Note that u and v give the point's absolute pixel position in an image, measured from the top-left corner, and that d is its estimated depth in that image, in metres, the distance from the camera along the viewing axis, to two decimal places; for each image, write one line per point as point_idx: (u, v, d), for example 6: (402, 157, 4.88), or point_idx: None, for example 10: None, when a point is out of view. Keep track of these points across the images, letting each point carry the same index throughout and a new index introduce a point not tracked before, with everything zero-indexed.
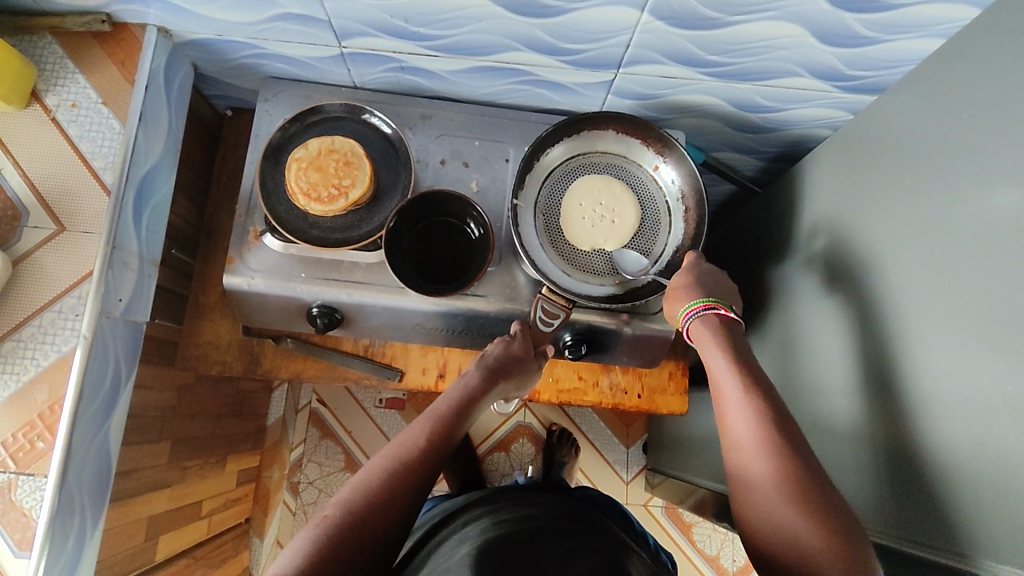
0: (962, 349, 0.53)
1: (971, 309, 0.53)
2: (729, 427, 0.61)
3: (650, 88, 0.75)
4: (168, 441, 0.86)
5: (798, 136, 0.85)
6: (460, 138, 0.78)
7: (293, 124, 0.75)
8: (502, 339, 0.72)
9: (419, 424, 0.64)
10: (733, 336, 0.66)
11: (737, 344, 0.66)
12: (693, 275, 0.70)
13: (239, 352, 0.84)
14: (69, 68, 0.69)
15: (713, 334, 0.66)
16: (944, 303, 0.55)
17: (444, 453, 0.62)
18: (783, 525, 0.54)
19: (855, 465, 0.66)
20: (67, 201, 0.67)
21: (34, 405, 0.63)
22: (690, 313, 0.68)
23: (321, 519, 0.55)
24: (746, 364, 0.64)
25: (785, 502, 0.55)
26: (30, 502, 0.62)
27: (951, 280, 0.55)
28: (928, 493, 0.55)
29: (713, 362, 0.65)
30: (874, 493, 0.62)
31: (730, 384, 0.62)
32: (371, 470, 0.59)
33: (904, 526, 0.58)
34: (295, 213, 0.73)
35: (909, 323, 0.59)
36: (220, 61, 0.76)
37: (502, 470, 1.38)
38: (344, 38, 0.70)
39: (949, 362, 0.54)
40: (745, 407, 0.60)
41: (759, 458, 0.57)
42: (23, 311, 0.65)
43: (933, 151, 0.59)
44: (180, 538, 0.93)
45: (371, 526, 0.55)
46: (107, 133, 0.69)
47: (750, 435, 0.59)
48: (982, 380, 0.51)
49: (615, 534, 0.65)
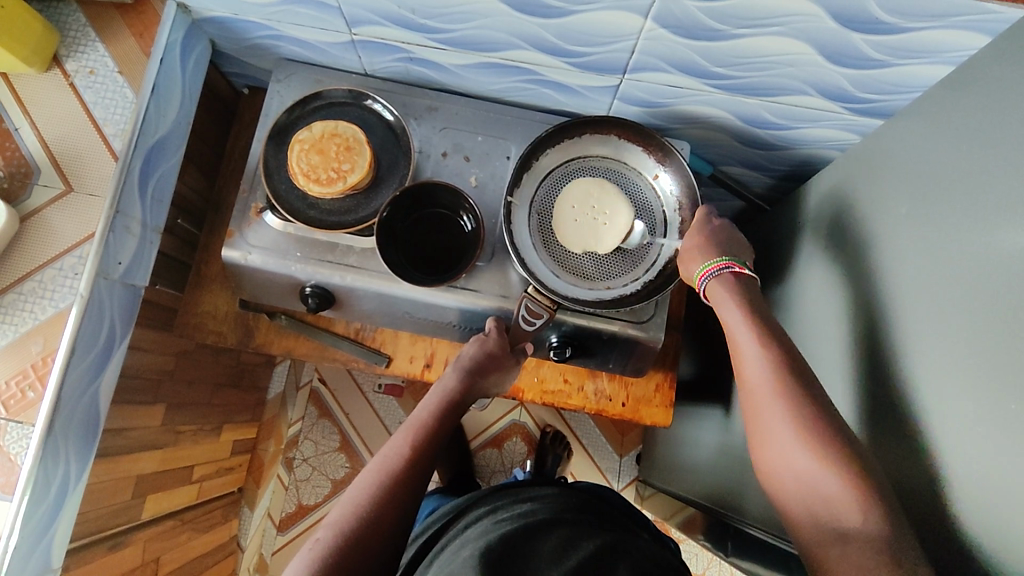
0: (951, 386, 0.51)
1: (958, 346, 0.51)
2: (751, 389, 0.60)
3: (657, 95, 0.75)
4: (163, 404, 0.88)
5: (808, 156, 0.83)
6: (464, 132, 0.79)
7: (299, 107, 0.76)
8: (477, 337, 0.73)
9: (401, 436, 0.64)
10: (750, 293, 0.66)
11: (755, 299, 0.66)
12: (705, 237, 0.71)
13: (235, 324, 0.86)
14: (90, 36, 0.73)
15: (732, 292, 0.66)
16: (935, 338, 0.54)
17: (429, 460, 0.62)
18: (810, 496, 0.54)
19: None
20: (77, 164, 0.70)
21: (28, 356, 0.66)
22: (707, 274, 0.68)
23: (316, 545, 0.55)
24: (764, 319, 0.63)
25: (810, 474, 0.54)
26: (16, 448, 0.65)
27: (943, 315, 0.54)
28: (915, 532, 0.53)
29: (728, 315, 0.65)
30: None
31: (746, 337, 0.62)
32: (359, 490, 0.59)
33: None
34: (295, 194, 0.75)
35: (899, 356, 0.58)
36: (237, 39, 0.79)
37: (493, 466, 1.39)
38: (354, 25, 0.71)
39: (944, 398, 0.52)
40: (764, 364, 0.60)
41: (781, 421, 0.57)
42: (27, 266, 0.68)
43: (934, 181, 0.58)
44: (168, 500, 0.95)
45: (368, 541, 0.55)
46: (120, 101, 0.72)
47: (773, 402, 0.58)
48: (969, 420, 0.49)
49: (624, 534, 0.62)
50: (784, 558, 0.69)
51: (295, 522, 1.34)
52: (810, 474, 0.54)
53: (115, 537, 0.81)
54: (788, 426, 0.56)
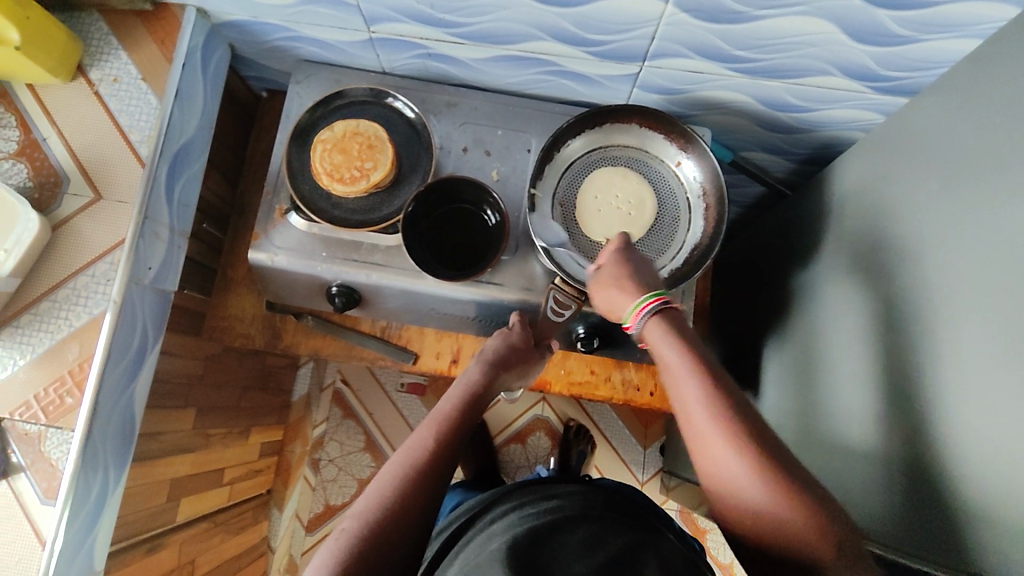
0: (986, 362, 0.50)
1: (995, 320, 0.50)
2: (700, 443, 0.53)
3: (677, 82, 0.74)
4: (194, 408, 0.89)
5: (831, 138, 0.82)
6: (483, 127, 0.79)
7: (320, 107, 0.77)
8: (502, 331, 0.74)
9: (425, 427, 0.63)
10: (679, 324, 0.59)
11: (687, 330, 0.59)
12: (630, 270, 0.64)
13: (262, 326, 0.87)
14: (113, 45, 0.74)
15: (662, 332, 0.59)
16: (969, 315, 0.53)
17: (455, 452, 0.62)
18: (782, 552, 0.49)
19: (867, 479, 0.64)
20: (105, 172, 0.71)
21: (65, 362, 0.67)
22: (641, 311, 0.60)
23: (342, 535, 0.54)
24: (699, 354, 0.56)
25: (773, 520, 0.49)
26: (58, 453, 0.67)
27: (977, 290, 0.53)
28: (945, 511, 0.53)
29: (662, 353, 0.58)
30: (887, 508, 0.60)
31: (683, 375, 0.55)
32: (384, 482, 0.58)
33: (919, 544, 0.56)
34: (319, 193, 0.75)
35: (931, 333, 0.57)
36: (256, 42, 0.79)
37: (517, 462, 1.39)
38: (372, 23, 0.71)
39: (976, 374, 0.51)
40: (705, 404, 0.53)
41: (741, 474, 0.50)
42: (60, 274, 0.69)
43: (964, 155, 0.57)
44: (201, 502, 0.96)
45: (392, 536, 0.54)
46: (145, 108, 0.73)
47: (727, 455, 0.51)
48: (1004, 396, 0.48)
49: (648, 526, 0.61)
50: None
51: (323, 522, 1.35)
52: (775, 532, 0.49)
53: (152, 540, 0.82)
54: (750, 481, 0.50)
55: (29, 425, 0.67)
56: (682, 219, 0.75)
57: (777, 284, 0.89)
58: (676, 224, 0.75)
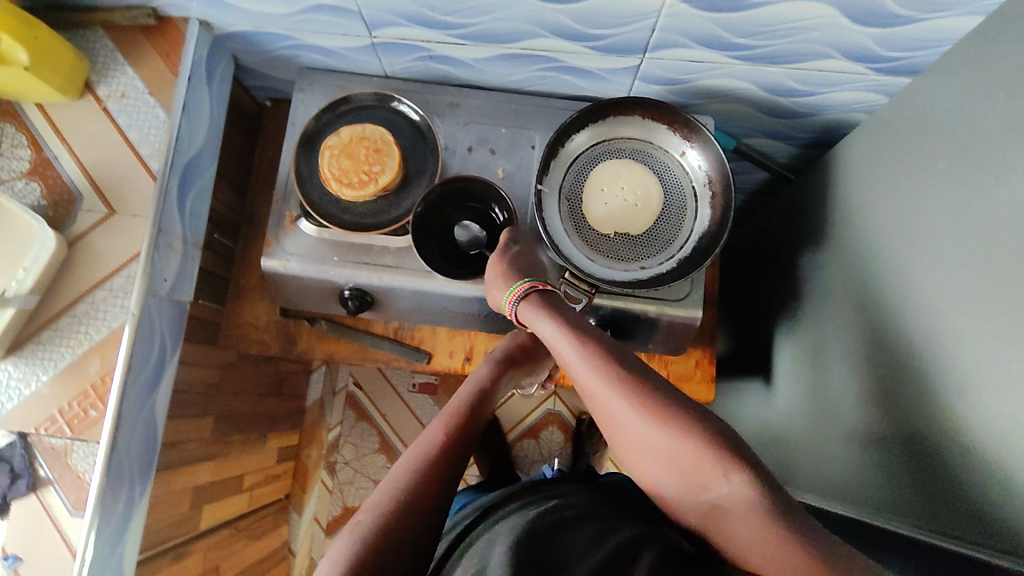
0: (995, 337, 0.51)
1: (1003, 295, 0.51)
2: (596, 401, 0.59)
3: (678, 72, 0.75)
4: (212, 416, 0.90)
5: (833, 121, 0.83)
6: (487, 125, 0.80)
7: (326, 114, 0.78)
8: (511, 333, 0.76)
9: (436, 423, 0.65)
10: (555, 302, 0.67)
11: (563, 306, 0.66)
12: (507, 264, 0.71)
13: (276, 333, 0.88)
14: (119, 60, 0.75)
15: (542, 312, 0.66)
16: (978, 291, 0.54)
17: (465, 446, 0.63)
18: (688, 478, 0.53)
19: (883, 457, 0.64)
20: (117, 187, 0.72)
21: (86, 376, 0.68)
22: (514, 296, 0.68)
23: (358, 527, 0.54)
24: (574, 322, 0.63)
25: (670, 449, 0.54)
26: (84, 466, 0.68)
27: (986, 266, 0.53)
28: (961, 486, 0.53)
29: (543, 331, 0.65)
30: (904, 484, 0.61)
31: (564, 343, 0.62)
32: (397, 475, 0.59)
33: (935, 519, 0.57)
34: (328, 199, 0.76)
35: (938, 310, 0.58)
36: (259, 52, 0.80)
37: (531, 457, 1.39)
38: (374, 28, 0.72)
39: (986, 349, 0.52)
40: (584, 361, 0.60)
41: (635, 417, 0.56)
42: (78, 290, 0.70)
43: (967, 133, 0.57)
44: (222, 509, 0.97)
45: (405, 527, 0.55)
46: (153, 122, 0.74)
47: (617, 403, 0.57)
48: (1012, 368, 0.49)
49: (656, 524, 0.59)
50: (844, 523, 0.69)
51: (342, 525, 1.36)
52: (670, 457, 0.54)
53: (177, 547, 0.83)
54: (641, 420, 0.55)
55: (55, 440, 0.68)
56: (688, 208, 0.76)
57: (785, 269, 0.89)
58: (682, 214, 0.75)
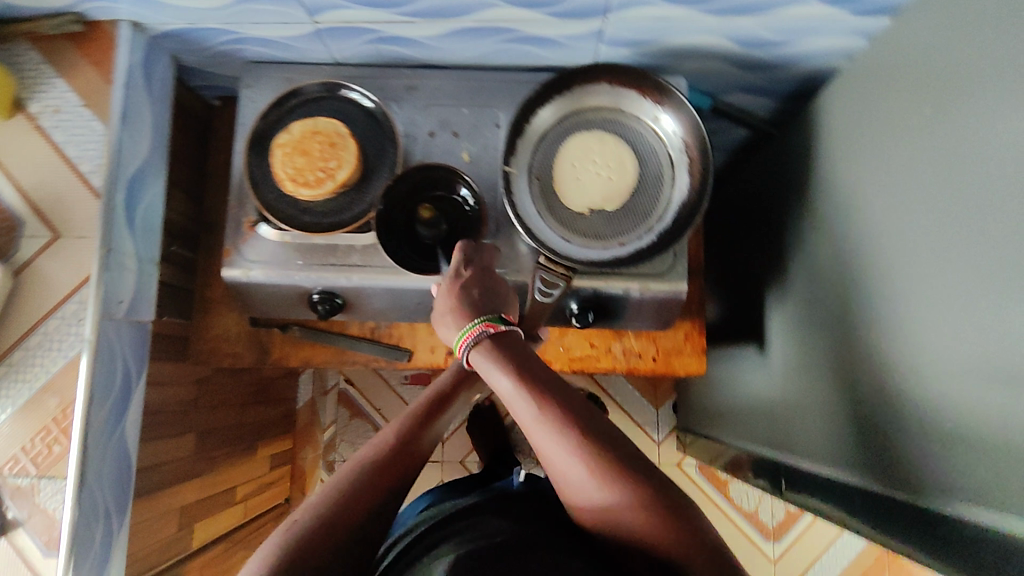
0: (985, 293, 0.48)
1: (990, 247, 0.47)
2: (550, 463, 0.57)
3: (644, 32, 0.70)
4: (193, 433, 0.87)
5: (813, 70, 0.78)
6: (448, 107, 0.76)
7: (275, 110, 0.73)
8: None
9: (388, 430, 0.63)
10: (513, 349, 0.61)
11: (521, 354, 0.60)
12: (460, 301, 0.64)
13: (249, 343, 0.85)
14: (48, 73, 0.69)
15: (491, 357, 0.60)
16: (965, 244, 0.50)
17: (414, 457, 0.62)
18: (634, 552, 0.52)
19: (870, 418, 0.62)
20: (60, 208, 0.68)
21: (47, 411, 0.65)
22: (467, 341, 0.61)
23: (291, 527, 0.53)
24: (532, 378, 0.58)
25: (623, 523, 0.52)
26: (53, 504, 0.64)
27: (975, 216, 0.49)
28: (945, 448, 0.51)
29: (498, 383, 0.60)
30: (890, 447, 0.58)
31: (520, 402, 0.57)
32: (339, 478, 0.58)
33: (910, 478, 0.55)
34: (285, 201, 0.72)
35: (925, 267, 0.54)
36: (199, 50, 0.75)
37: (530, 439, 1.36)
38: (316, 13, 0.67)
39: (977, 306, 0.48)
40: (543, 428, 0.56)
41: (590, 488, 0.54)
42: (29, 321, 0.66)
43: (950, 74, 0.53)
44: (216, 524, 0.95)
45: (338, 529, 0.54)
46: (91, 136, 0.69)
47: (573, 472, 0.54)
48: (1001, 326, 0.46)
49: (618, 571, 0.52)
50: (835, 488, 0.67)
51: None
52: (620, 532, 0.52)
53: (170, 571, 0.81)
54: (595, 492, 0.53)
55: (20, 479, 0.64)
56: (665, 178, 0.71)
57: (772, 230, 0.85)
58: (659, 184, 0.71)
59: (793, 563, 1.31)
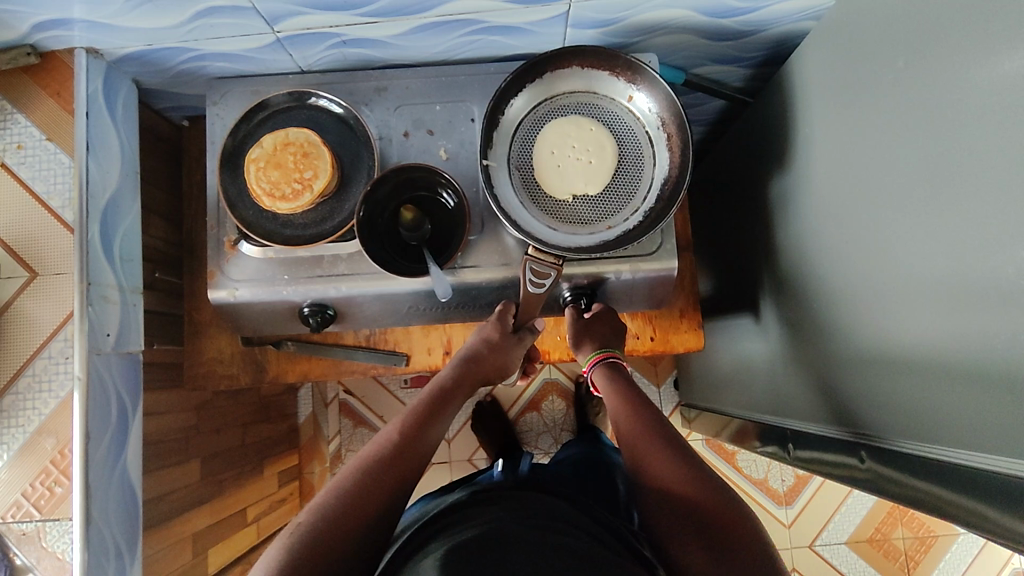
0: (973, 240, 0.47)
1: (973, 195, 0.47)
2: (635, 454, 0.64)
3: (611, 11, 0.69)
4: (197, 459, 0.86)
5: (783, 35, 0.77)
6: (420, 105, 0.75)
7: (242, 125, 0.72)
8: (478, 330, 0.75)
9: (391, 429, 0.64)
10: (625, 379, 0.74)
11: (632, 384, 0.73)
12: (587, 330, 0.77)
13: (244, 363, 0.84)
14: (7, 109, 0.68)
15: (614, 382, 0.73)
16: (948, 194, 0.49)
17: (417, 451, 0.63)
18: (680, 513, 0.57)
19: (872, 373, 0.62)
20: (34, 247, 0.67)
21: (44, 453, 0.64)
22: (589, 366, 0.76)
23: (298, 527, 0.55)
24: (638, 390, 0.71)
25: (681, 489, 0.58)
26: (62, 545, 0.64)
27: (953, 165, 0.49)
28: (949, 396, 0.51)
29: (611, 397, 0.72)
30: (901, 400, 0.57)
31: (619, 402, 0.70)
32: (343, 477, 0.59)
33: (920, 428, 0.55)
34: (265, 216, 0.71)
35: (910, 220, 0.54)
36: (160, 70, 0.73)
37: (536, 430, 1.36)
38: (275, 22, 0.65)
39: (966, 252, 0.48)
40: (631, 416, 0.68)
41: (664, 462, 0.61)
42: (16, 364, 0.65)
43: (920, 24, 0.52)
44: (230, 548, 0.94)
45: (341, 529, 0.54)
46: (58, 169, 0.67)
47: (655, 455, 0.62)
48: (991, 270, 0.46)
49: (611, 561, 0.52)
50: (850, 446, 0.66)
51: None
52: (677, 493, 0.58)
53: None
54: (666, 463, 0.61)
55: (26, 524, 0.64)
56: (646, 156, 0.71)
57: (756, 198, 0.85)
58: (639, 165, 0.71)
59: (805, 526, 1.33)
